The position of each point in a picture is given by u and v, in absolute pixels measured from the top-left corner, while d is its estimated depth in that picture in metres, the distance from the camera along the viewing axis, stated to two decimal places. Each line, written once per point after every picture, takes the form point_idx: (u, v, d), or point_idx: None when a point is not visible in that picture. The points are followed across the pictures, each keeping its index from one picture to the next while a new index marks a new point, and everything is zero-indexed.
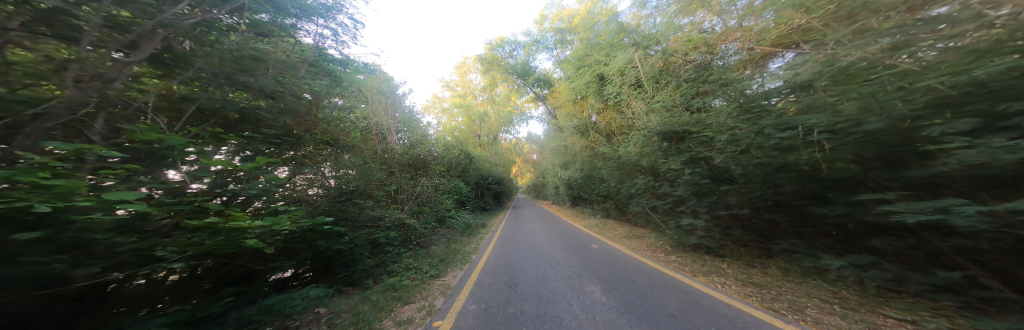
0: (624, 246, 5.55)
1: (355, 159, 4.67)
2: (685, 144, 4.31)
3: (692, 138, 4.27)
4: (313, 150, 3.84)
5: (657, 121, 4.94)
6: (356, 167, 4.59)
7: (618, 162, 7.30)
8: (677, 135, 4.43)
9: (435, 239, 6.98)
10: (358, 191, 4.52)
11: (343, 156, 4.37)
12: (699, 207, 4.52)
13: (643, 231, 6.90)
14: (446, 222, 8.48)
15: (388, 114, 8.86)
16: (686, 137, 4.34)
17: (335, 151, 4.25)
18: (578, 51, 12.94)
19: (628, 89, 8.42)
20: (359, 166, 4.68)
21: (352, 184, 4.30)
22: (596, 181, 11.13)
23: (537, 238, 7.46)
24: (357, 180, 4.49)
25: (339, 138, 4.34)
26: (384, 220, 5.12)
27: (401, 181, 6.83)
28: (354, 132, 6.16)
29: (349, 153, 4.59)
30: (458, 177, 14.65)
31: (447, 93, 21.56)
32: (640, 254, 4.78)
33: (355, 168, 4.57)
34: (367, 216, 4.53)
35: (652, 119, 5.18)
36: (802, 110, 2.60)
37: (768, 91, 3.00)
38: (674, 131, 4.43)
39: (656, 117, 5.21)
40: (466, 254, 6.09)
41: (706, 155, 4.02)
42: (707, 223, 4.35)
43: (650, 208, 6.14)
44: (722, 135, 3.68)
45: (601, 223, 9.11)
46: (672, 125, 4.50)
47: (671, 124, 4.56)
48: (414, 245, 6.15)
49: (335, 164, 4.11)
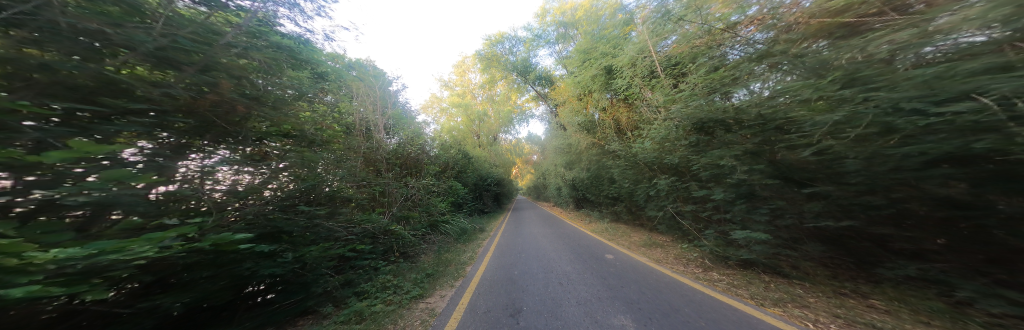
0: (647, 258, 4.70)
1: (328, 156, 3.91)
2: (733, 136, 3.59)
3: (737, 129, 3.54)
4: (286, 145, 3.12)
5: (689, 112, 4.24)
6: (326, 165, 3.81)
7: (635, 161, 6.54)
8: (717, 123, 3.84)
9: (426, 248, 6.14)
10: (327, 194, 3.73)
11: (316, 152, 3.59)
12: (743, 212, 3.73)
13: (663, 238, 6.07)
14: (440, 227, 7.66)
15: (377, 110, 8.08)
16: (732, 128, 3.63)
17: (301, 145, 3.43)
18: (582, 45, 12.25)
19: (641, 80, 7.87)
20: (329, 164, 3.89)
21: (319, 188, 3.52)
22: (605, 182, 10.32)
23: (541, 246, 6.66)
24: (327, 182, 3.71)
25: (313, 129, 3.57)
26: (362, 229, 4.28)
27: (388, 182, 6.01)
28: (332, 127, 5.37)
29: (323, 149, 3.83)
30: (455, 178, 13.88)
31: (444, 92, 20.78)
32: (670, 269, 3.93)
33: (327, 166, 3.80)
34: (341, 225, 3.74)
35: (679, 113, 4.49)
36: (894, 82, 1.92)
37: (840, 64, 2.30)
38: (716, 120, 3.81)
39: (684, 108, 4.48)
40: (460, 265, 5.26)
41: (754, 148, 3.28)
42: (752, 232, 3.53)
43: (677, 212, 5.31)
44: (778, 125, 2.97)
45: (612, 228, 8.29)
46: (711, 114, 3.86)
47: (709, 114, 3.87)
48: (400, 256, 5.32)
49: (311, 161, 3.33)
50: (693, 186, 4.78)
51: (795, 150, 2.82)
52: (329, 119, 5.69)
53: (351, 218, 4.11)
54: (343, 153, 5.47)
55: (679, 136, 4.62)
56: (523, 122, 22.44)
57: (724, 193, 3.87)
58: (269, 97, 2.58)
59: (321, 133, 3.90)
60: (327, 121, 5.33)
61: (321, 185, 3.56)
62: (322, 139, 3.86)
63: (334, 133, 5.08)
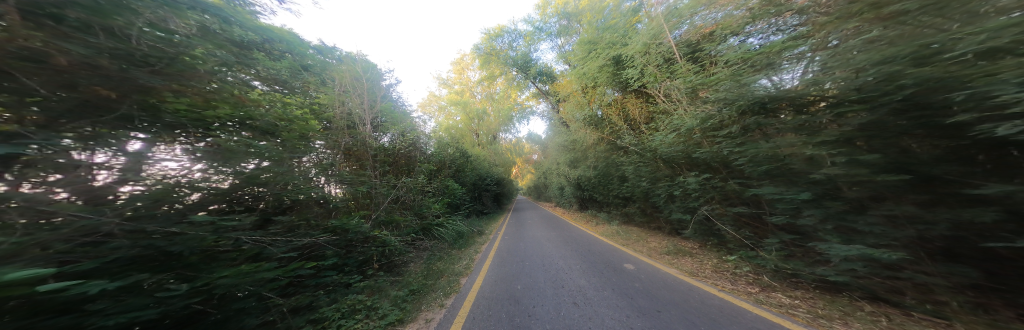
0: (677, 270, 3.93)
1: (293, 149, 3.20)
2: (790, 122, 2.81)
3: (799, 114, 2.76)
4: (241, 133, 2.45)
5: (727, 96, 3.58)
6: (289, 159, 3.09)
7: (651, 158, 5.84)
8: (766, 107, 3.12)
9: (415, 256, 5.39)
10: (285, 196, 2.98)
11: (272, 143, 2.84)
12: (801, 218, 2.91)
13: (687, 243, 5.33)
14: (433, 231, 6.92)
15: (365, 103, 7.34)
16: (788, 112, 2.89)
17: (262, 138, 2.75)
18: (587, 36, 11.51)
19: (655, 69, 7.19)
20: (293, 159, 3.17)
21: (278, 187, 2.79)
22: (614, 181, 9.60)
23: (547, 253, 5.94)
24: (291, 180, 2.99)
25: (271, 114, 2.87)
26: (334, 237, 3.52)
27: (373, 182, 5.27)
28: (307, 120, 4.68)
29: (291, 139, 3.14)
30: (452, 177, 13.18)
31: (442, 90, 20.27)
32: (714, 286, 3.14)
33: (290, 161, 3.10)
34: (296, 234, 2.97)
35: (715, 99, 3.90)
36: None
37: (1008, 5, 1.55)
38: (768, 103, 3.07)
39: (719, 93, 3.81)
40: (453, 277, 4.49)
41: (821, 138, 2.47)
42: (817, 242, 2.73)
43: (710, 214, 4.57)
44: (856, 108, 2.20)
45: (624, 231, 7.56)
46: (760, 97, 3.14)
47: (757, 97, 3.17)
48: (385, 267, 4.58)
49: (266, 152, 2.61)
50: (728, 184, 4.04)
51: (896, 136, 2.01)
52: (306, 110, 5.01)
53: (312, 226, 3.32)
54: (315, 148, 4.72)
55: (723, 126, 3.93)
56: (523, 120, 21.69)
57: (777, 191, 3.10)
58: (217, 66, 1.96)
59: (288, 122, 3.19)
60: (301, 112, 4.63)
61: (281, 186, 2.83)
62: (287, 128, 3.13)
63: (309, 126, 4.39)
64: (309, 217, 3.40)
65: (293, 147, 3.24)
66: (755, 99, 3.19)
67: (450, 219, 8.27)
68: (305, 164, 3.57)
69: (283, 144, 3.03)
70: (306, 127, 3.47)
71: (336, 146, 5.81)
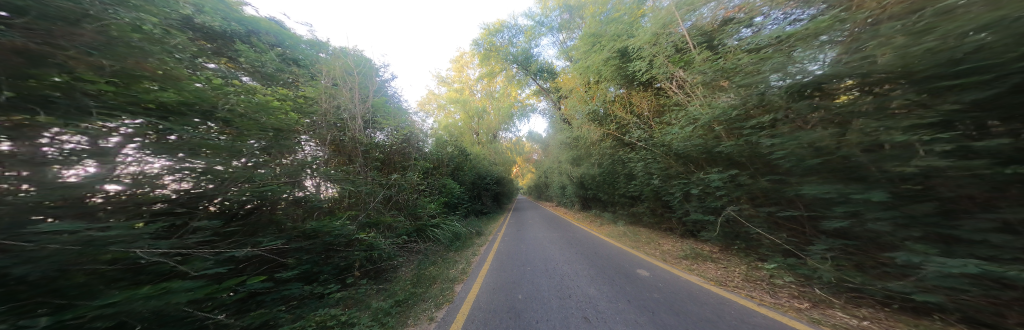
0: (700, 278, 3.50)
1: (255, 142, 2.77)
2: (830, 109, 2.39)
3: (836, 97, 2.36)
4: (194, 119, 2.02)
5: (757, 82, 3.17)
6: (251, 155, 2.69)
7: (666, 153, 5.47)
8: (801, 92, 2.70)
9: (406, 260, 4.96)
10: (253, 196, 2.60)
11: (233, 132, 2.45)
12: (837, 223, 2.50)
13: (705, 247, 4.89)
14: (428, 233, 6.48)
15: (360, 97, 6.94)
16: (826, 97, 2.46)
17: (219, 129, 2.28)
18: (590, 28, 11.05)
19: (666, 60, 6.75)
20: (255, 154, 2.76)
21: (237, 186, 2.41)
22: (619, 179, 9.16)
23: (552, 256, 5.51)
24: (252, 176, 2.59)
25: (230, 99, 2.48)
26: (306, 242, 3.05)
27: (362, 179, 4.85)
28: (288, 113, 4.25)
29: (256, 130, 2.73)
30: (451, 176, 12.74)
31: (441, 89, 19.84)
32: (751, 300, 2.68)
33: (252, 157, 2.70)
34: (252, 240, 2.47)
35: (740, 87, 3.51)
36: None
37: None
38: (804, 89, 2.64)
39: (747, 79, 3.39)
40: (447, 284, 4.04)
41: (870, 125, 2.01)
42: (873, 247, 2.29)
43: (733, 215, 4.13)
44: (950, 85, 1.59)
45: (633, 233, 7.12)
46: (794, 81, 2.72)
47: (792, 80, 2.73)
48: (372, 272, 4.15)
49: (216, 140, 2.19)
50: (752, 181, 3.62)
51: (970, 120, 1.56)
52: (287, 102, 4.59)
53: (281, 230, 2.89)
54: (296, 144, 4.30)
55: (752, 117, 3.52)
56: (524, 118, 21.21)
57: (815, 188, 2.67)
58: (126, 27, 1.54)
59: (260, 110, 2.81)
60: (282, 104, 4.22)
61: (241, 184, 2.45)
62: (252, 116, 2.72)
63: (288, 119, 3.96)
64: (282, 219, 2.99)
65: (261, 140, 2.82)
66: (790, 84, 2.77)
67: (447, 220, 7.81)
68: (277, 159, 3.16)
69: (245, 134, 2.60)
70: (279, 118, 3.06)
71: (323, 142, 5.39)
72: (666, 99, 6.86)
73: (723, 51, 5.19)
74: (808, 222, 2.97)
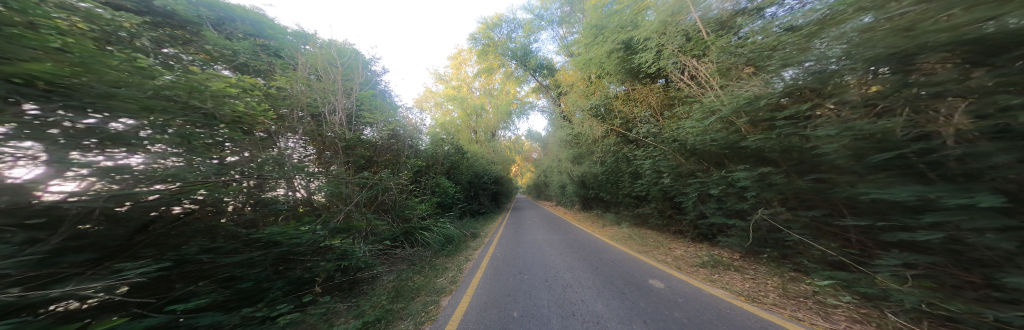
0: (726, 291, 3.00)
1: (204, 133, 2.31)
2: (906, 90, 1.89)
3: (907, 75, 1.85)
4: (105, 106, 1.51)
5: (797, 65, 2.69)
6: (201, 148, 2.25)
7: (680, 150, 5.00)
8: (848, 74, 2.22)
9: (390, 268, 4.46)
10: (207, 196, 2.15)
11: (179, 123, 2.03)
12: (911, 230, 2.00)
13: (725, 254, 4.37)
14: (417, 236, 5.98)
15: (347, 89, 6.43)
16: (879, 76, 2.00)
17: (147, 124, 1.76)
18: (591, 20, 10.51)
19: (676, 50, 6.26)
20: (206, 148, 2.31)
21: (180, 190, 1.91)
22: (623, 179, 8.69)
23: (554, 263, 5.01)
24: (198, 172, 2.12)
25: (162, 78, 2.01)
26: (257, 256, 2.51)
27: (341, 178, 4.34)
28: (253, 103, 3.73)
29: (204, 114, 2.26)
30: (446, 175, 12.24)
31: (438, 86, 19.30)
32: (799, 323, 2.17)
33: (201, 150, 2.25)
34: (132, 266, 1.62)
35: (773, 72, 3.03)
36: None
37: None
38: (854, 67, 2.15)
39: (781, 62, 2.89)
40: (432, 297, 3.52)
41: (969, 107, 1.53)
42: (967, 261, 1.79)
43: (762, 218, 3.62)
44: None
45: (640, 236, 6.64)
46: (842, 61, 2.25)
47: (842, 61, 2.26)
48: (349, 283, 3.64)
49: (147, 126, 1.75)
50: (787, 180, 3.12)
51: None
52: (258, 93, 4.09)
53: (232, 236, 2.36)
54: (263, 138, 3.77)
55: (790, 107, 3.01)
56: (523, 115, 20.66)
57: (878, 189, 2.16)
58: None
59: (201, 95, 2.32)
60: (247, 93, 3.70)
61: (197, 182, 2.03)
62: (193, 104, 2.22)
63: (251, 111, 3.45)
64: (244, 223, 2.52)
65: (205, 131, 2.33)
66: (843, 64, 2.25)
67: (440, 222, 7.29)
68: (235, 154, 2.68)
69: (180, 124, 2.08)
70: (224, 105, 2.55)
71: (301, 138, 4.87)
72: (678, 92, 6.38)
73: (740, 38, 4.71)
74: (864, 230, 2.46)
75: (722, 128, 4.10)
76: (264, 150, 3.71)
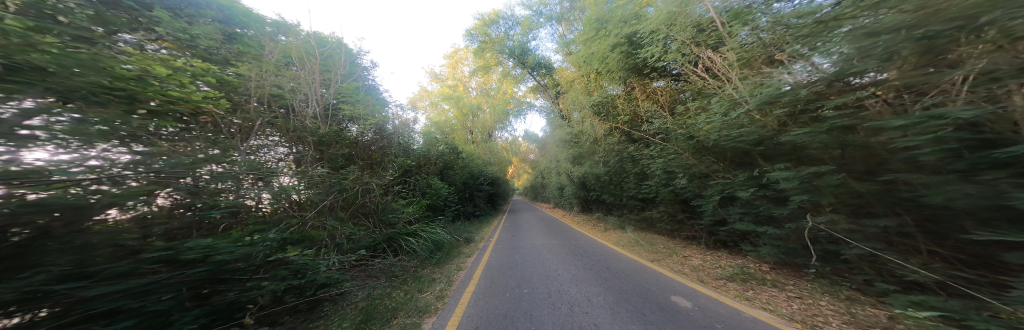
0: (770, 314, 2.47)
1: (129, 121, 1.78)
2: None
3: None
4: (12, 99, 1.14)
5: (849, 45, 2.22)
6: (126, 138, 1.74)
7: (700, 148, 4.53)
8: (947, 45, 1.71)
9: (366, 283, 3.83)
10: (132, 202, 1.62)
11: (90, 109, 1.51)
12: None
13: (753, 266, 3.84)
14: (401, 243, 5.37)
15: (326, 80, 5.79)
16: (1010, 39, 1.47)
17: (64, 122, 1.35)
18: (591, 15, 10.04)
19: (686, 41, 5.79)
20: (134, 139, 1.81)
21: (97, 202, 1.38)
22: (627, 180, 8.20)
23: (557, 275, 4.41)
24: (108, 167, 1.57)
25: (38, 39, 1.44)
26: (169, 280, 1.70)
27: (309, 177, 3.73)
28: (200, 87, 3.12)
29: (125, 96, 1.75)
30: (439, 176, 11.63)
31: (433, 86, 18.73)
32: None
33: (127, 141, 1.75)
34: None
35: (816, 54, 2.56)
36: None
37: None
38: (963, 31, 1.62)
39: (829, 42, 2.42)
40: (411, 320, 2.89)
41: None
42: None
43: (809, 226, 3.07)
44: None
45: (649, 243, 6.14)
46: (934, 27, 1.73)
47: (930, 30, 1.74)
48: (314, 303, 3.01)
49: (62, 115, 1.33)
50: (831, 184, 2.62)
51: None
52: (210, 78, 3.39)
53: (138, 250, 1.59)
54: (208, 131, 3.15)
55: (850, 97, 2.48)
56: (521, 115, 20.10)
57: (988, 191, 1.64)
58: None
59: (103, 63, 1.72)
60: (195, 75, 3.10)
61: (124, 186, 1.56)
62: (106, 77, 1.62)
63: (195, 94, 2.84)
64: (167, 233, 1.86)
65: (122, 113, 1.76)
66: (936, 32, 1.72)
67: (430, 226, 6.66)
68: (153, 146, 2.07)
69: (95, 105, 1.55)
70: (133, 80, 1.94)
71: (270, 134, 4.39)
72: (689, 87, 5.91)
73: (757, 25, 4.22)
74: (972, 244, 1.90)
75: (748, 123, 3.63)
76: (210, 142, 3.06)
